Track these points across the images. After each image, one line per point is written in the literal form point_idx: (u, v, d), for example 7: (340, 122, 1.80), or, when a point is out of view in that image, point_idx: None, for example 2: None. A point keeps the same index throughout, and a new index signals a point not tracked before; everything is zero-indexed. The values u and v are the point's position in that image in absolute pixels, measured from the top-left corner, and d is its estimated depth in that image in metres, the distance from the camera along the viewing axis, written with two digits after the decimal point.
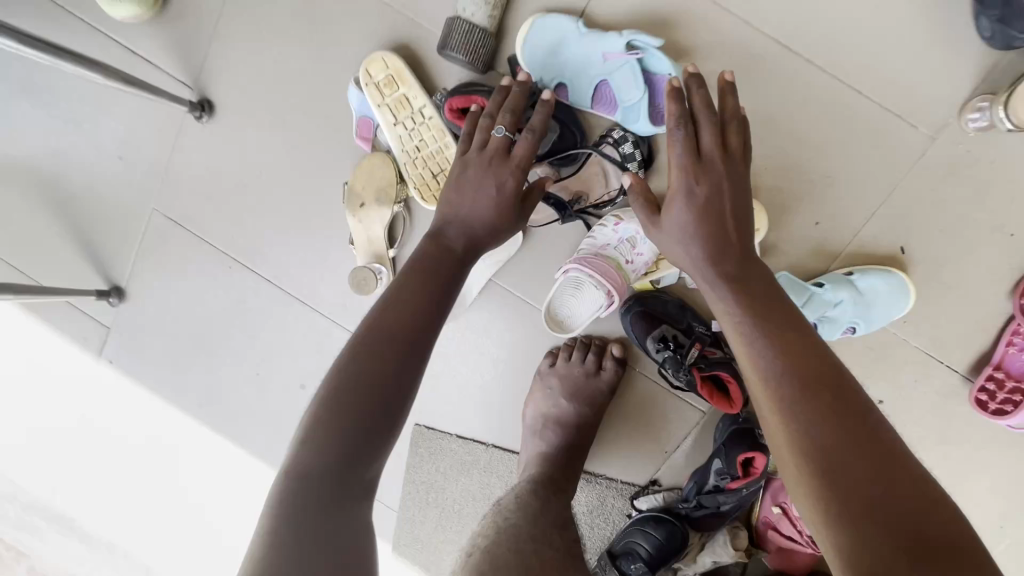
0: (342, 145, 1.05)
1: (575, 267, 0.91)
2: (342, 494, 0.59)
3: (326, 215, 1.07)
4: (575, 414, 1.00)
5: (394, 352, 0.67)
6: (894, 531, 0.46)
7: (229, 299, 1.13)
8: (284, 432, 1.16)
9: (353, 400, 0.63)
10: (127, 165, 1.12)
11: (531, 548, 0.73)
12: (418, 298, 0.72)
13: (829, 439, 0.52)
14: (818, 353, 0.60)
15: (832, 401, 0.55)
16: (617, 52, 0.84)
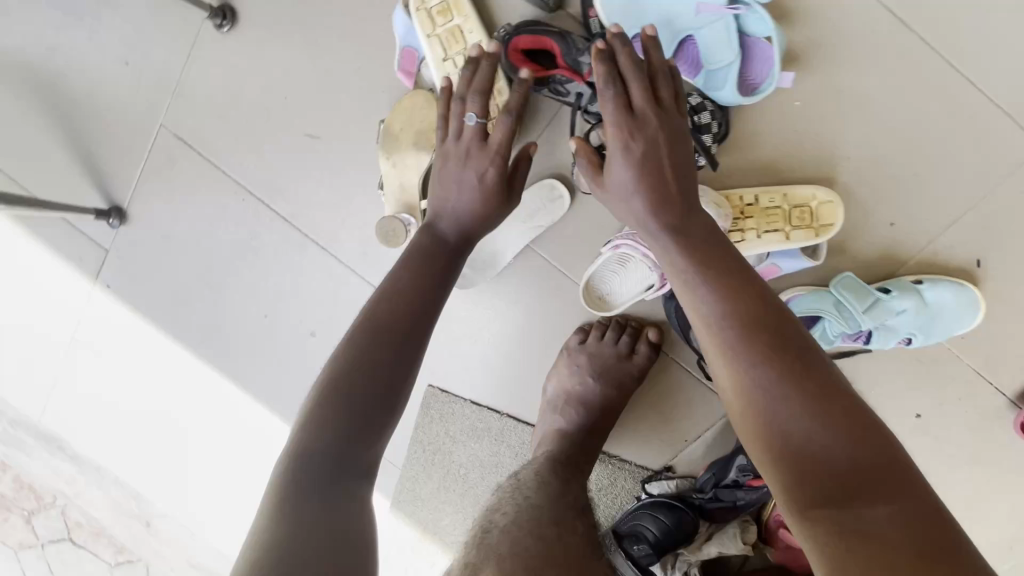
0: (378, 77, 0.94)
1: (626, 244, 0.85)
2: (343, 467, 0.57)
3: (353, 154, 0.98)
4: (598, 394, 0.96)
5: (395, 335, 0.67)
6: (836, 464, 0.49)
7: (240, 235, 1.05)
8: (288, 379, 1.11)
9: (358, 382, 0.62)
10: (134, 72, 1.00)
11: (553, 521, 0.65)
12: (419, 278, 0.73)
13: (773, 385, 0.55)
14: (757, 298, 0.62)
15: (771, 346, 0.57)
16: (714, 5, 0.74)
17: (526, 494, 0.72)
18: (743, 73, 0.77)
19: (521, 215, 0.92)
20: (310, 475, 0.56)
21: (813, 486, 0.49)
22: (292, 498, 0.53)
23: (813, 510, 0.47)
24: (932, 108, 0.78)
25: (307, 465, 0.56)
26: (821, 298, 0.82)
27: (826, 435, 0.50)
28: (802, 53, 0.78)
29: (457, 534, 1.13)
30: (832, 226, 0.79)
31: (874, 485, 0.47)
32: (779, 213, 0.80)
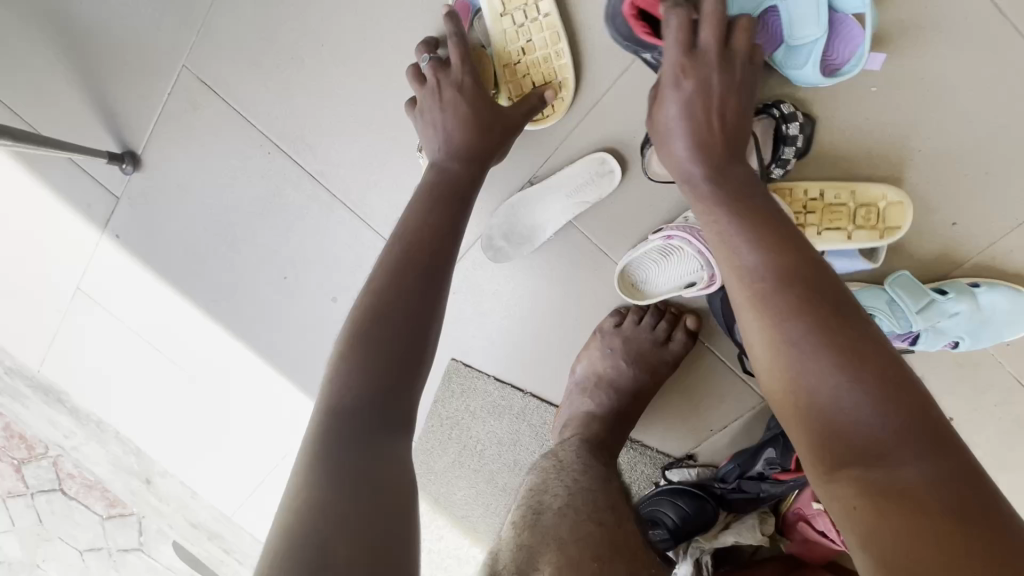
0: (423, 29, 0.88)
1: (680, 235, 0.81)
2: (386, 417, 0.56)
3: (390, 111, 0.92)
4: (630, 378, 0.94)
5: (413, 274, 0.64)
6: (862, 419, 0.45)
7: (262, 190, 0.99)
8: (304, 343, 1.07)
9: (386, 326, 0.60)
10: (156, 5, 0.92)
11: (614, 515, 0.73)
12: (435, 212, 0.70)
13: (804, 338, 0.50)
14: (789, 246, 0.57)
15: (802, 297, 0.53)
16: None
17: (579, 486, 0.76)
18: (826, 52, 0.73)
19: (566, 189, 0.88)
20: (349, 424, 0.54)
21: (844, 446, 0.45)
22: (337, 449, 0.52)
23: (839, 470, 0.45)
24: (1015, 104, 0.74)
25: (346, 416, 0.54)
26: (873, 292, 0.80)
27: (860, 390, 0.46)
28: (884, 36, 0.74)
29: (468, 510, 1.12)
30: (898, 229, 0.77)
31: (913, 444, 0.42)
32: (843, 212, 0.78)
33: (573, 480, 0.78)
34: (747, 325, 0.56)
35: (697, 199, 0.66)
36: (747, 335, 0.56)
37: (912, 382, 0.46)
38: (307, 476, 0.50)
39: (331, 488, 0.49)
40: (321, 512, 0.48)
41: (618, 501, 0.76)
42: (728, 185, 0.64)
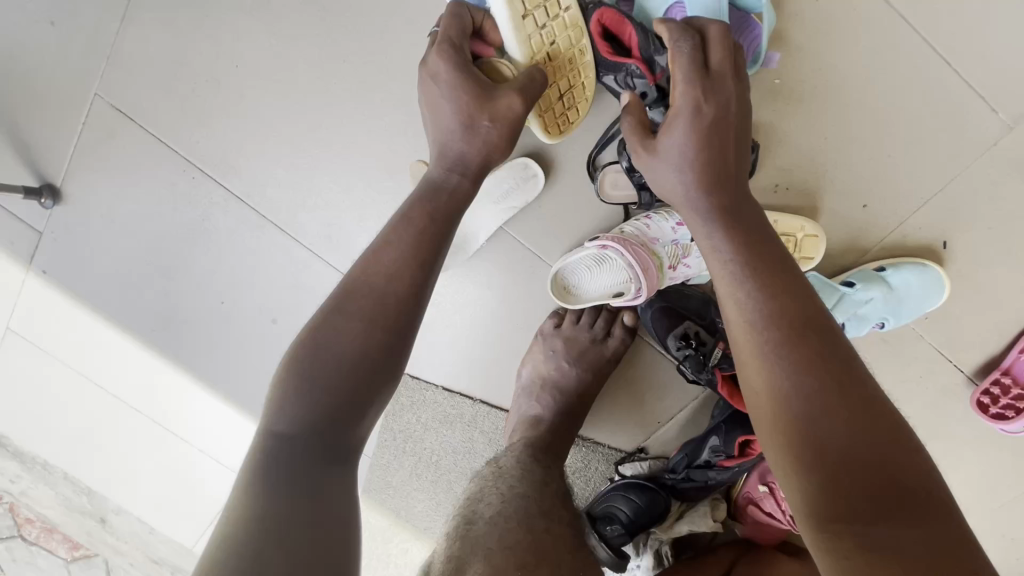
0: (338, 46, 0.88)
1: (613, 245, 0.80)
2: (329, 453, 0.53)
3: (313, 129, 0.92)
4: (575, 379, 0.95)
5: (388, 310, 0.59)
6: (867, 482, 0.44)
7: (191, 216, 0.97)
8: (248, 367, 1.05)
9: (326, 368, 0.55)
10: (62, 33, 0.90)
11: (545, 524, 0.72)
12: (417, 231, 0.64)
13: (811, 389, 0.48)
14: (794, 288, 0.55)
15: (808, 345, 0.51)
16: None
17: (510, 497, 0.75)
18: None
19: (492, 195, 0.89)
20: (289, 454, 0.51)
21: (839, 500, 0.44)
22: (270, 482, 0.49)
23: (834, 523, 0.44)
24: (911, 89, 0.78)
25: (284, 446, 0.51)
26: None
27: (864, 451, 0.45)
28: (782, 31, 0.78)
29: (429, 521, 1.12)
30: (811, 259, 0.81)
31: (906, 506, 0.43)
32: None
33: (511, 488, 0.78)
34: (746, 365, 0.53)
35: (695, 222, 0.62)
36: (743, 375, 0.54)
37: (911, 443, 0.46)
38: (237, 502, 0.47)
39: (250, 518, 0.46)
40: (242, 541, 0.44)
41: (552, 507, 0.76)
42: (729, 211, 0.60)
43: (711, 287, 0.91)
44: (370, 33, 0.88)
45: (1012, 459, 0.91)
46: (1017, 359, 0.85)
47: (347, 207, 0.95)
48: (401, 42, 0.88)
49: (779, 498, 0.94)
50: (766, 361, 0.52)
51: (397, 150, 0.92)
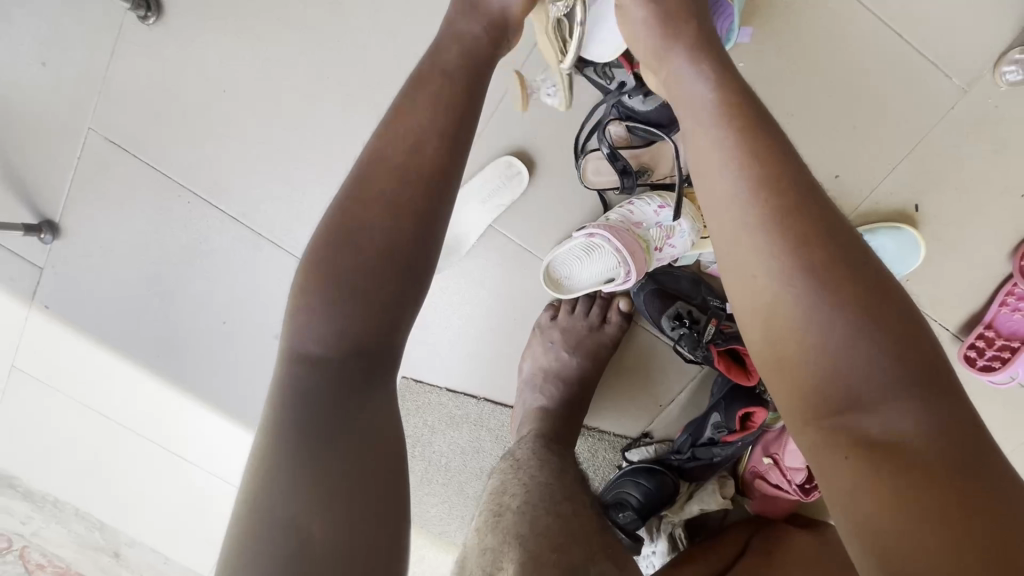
0: (321, 65, 0.92)
1: (599, 233, 0.82)
2: (369, 361, 0.54)
3: (302, 146, 0.95)
4: (576, 368, 0.97)
5: (412, 206, 0.59)
6: (876, 371, 0.43)
7: (188, 239, 1.00)
8: (253, 384, 1.07)
9: (354, 258, 0.56)
10: (53, 73, 0.93)
11: (569, 509, 0.76)
12: (429, 136, 0.61)
13: (806, 287, 0.47)
14: (788, 178, 0.51)
15: (803, 241, 0.48)
16: None
17: (540, 489, 0.78)
18: None
19: (481, 196, 0.92)
20: (307, 391, 0.52)
21: (844, 396, 0.44)
22: (304, 415, 0.51)
23: (836, 418, 0.44)
24: (868, 61, 0.82)
25: (312, 375, 0.53)
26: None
27: (862, 345, 0.44)
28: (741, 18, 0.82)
29: (443, 525, 1.12)
30: None
31: (904, 390, 0.42)
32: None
33: (532, 478, 0.81)
34: (738, 268, 0.52)
35: (688, 123, 0.58)
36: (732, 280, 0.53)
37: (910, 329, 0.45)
38: (270, 447, 0.50)
39: (299, 454, 0.49)
40: (290, 479, 0.48)
41: (574, 495, 0.79)
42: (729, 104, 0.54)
43: (699, 268, 0.94)
44: (350, 51, 0.91)
45: (1006, 412, 0.93)
46: (997, 312, 0.88)
47: None
48: (381, 57, 0.91)
49: (784, 468, 0.96)
50: (761, 262, 0.50)
51: None
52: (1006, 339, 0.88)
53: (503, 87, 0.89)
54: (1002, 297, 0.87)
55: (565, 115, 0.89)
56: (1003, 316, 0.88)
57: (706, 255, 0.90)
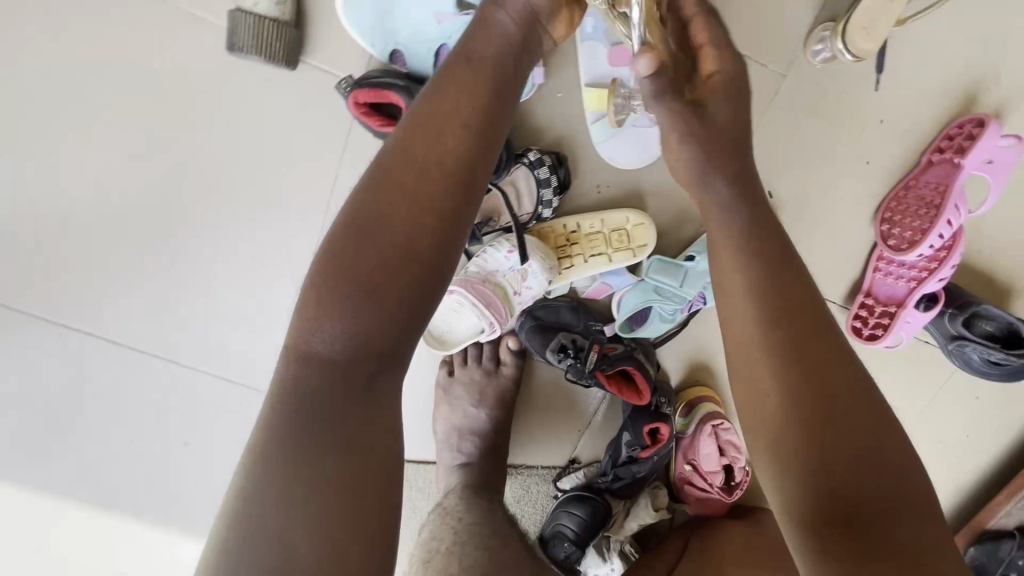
0: (142, 174, 0.85)
1: (458, 290, 0.81)
2: (377, 364, 0.53)
3: (154, 259, 0.90)
4: (489, 417, 0.94)
5: (438, 189, 0.55)
6: (871, 481, 0.49)
7: (73, 370, 0.96)
8: (181, 493, 1.03)
9: (378, 248, 0.53)
10: None
11: (496, 546, 0.78)
12: (452, 130, 0.57)
13: (814, 398, 0.52)
14: (794, 300, 0.58)
15: (806, 359, 0.55)
16: (450, 12, 0.70)
17: (468, 532, 0.79)
18: None
19: None
20: (323, 389, 0.50)
21: (840, 499, 0.49)
22: (311, 423, 0.49)
23: (829, 520, 0.49)
24: None
25: (318, 373, 0.51)
26: (641, 290, 0.86)
27: (851, 455, 0.50)
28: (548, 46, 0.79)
29: None
30: (646, 247, 0.84)
31: (894, 502, 0.49)
32: (600, 237, 0.84)
33: (458, 522, 0.81)
34: (741, 364, 0.57)
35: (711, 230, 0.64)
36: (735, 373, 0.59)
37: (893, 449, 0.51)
38: (259, 442, 0.49)
39: (288, 458, 0.48)
40: (271, 478, 0.47)
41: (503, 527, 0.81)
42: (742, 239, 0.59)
43: (575, 294, 0.91)
44: (169, 150, 0.84)
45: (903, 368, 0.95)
46: (873, 278, 0.87)
47: (216, 321, 0.94)
48: (200, 151, 0.84)
49: (704, 474, 0.97)
50: (764, 366, 0.56)
51: (237, 255, 0.89)
52: (885, 304, 0.87)
53: (334, 159, 0.84)
54: (874, 263, 0.87)
55: None
56: (879, 282, 0.87)
57: (577, 282, 0.88)
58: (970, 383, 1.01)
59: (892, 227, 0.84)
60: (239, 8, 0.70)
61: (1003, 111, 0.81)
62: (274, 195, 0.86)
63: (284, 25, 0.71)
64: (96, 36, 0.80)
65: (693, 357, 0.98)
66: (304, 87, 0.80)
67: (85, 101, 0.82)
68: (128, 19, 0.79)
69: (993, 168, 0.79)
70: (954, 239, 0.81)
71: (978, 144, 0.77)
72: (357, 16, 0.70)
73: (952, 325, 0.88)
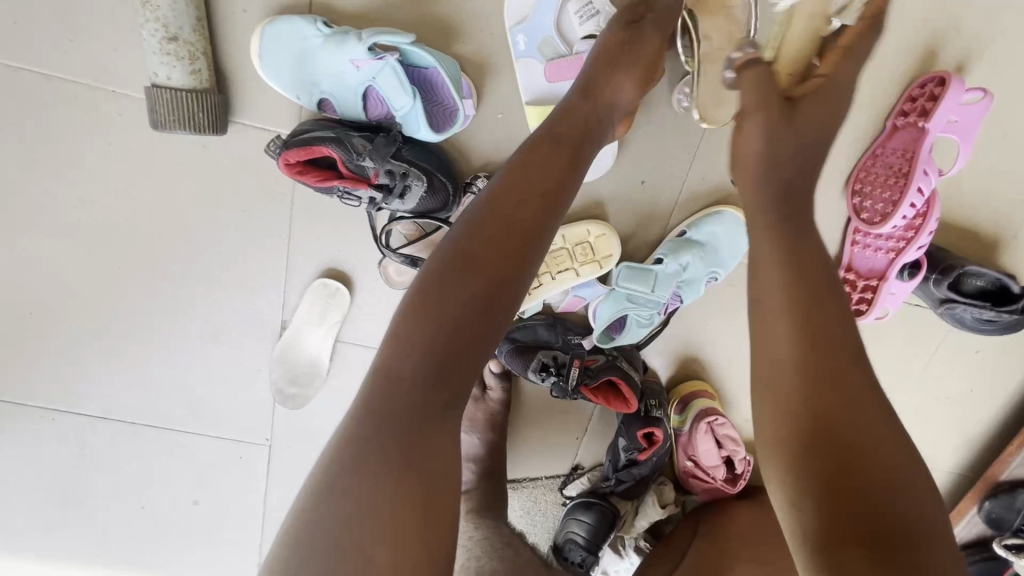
0: (98, 250, 0.84)
1: None
2: (452, 392, 0.47)
3: (126, 333, 0.89)
4: (482, 442, 0.92)
5: (521, 230, 0.52)
6: (884, 510, 0.39)
7: (68, 451, 0.94)
8: (200, 553, 1.02)
9: (448, 299, 0.48)
10: None
11: (512, 552, 0.81)
12: (552, 174, 0.55)
13: (827, 394, 0.43)
14: (849, 378, 0.44)
15: (857, 458, 0.41)
16: (364, 58, 0.68)
17: (482, 545, 0.81)
18: (429, 104, 0.74)
19: (313, 320, 0.88)
20: (411, 400, 0.46)
21: (846, 521, 0.40)
22: (401, 418, 0.45)
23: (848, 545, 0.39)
24: None
25: (402, 394, 0.46)
26: (613, 299, 0.84)
27: (883, 506, 0.39)
28: (480, 66, 0.76)
29: None
30: (611, 257, 0.82)
31: (904, 544, 0.38)
32: (564, 253, 0.82)
33: (471, 539, 0.83)
34: (769, 381, 0.46)
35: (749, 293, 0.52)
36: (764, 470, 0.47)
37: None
38: (335, 443, 0.45)
39: (374, 463, 0.44)
40: (359, 467, 0.43)
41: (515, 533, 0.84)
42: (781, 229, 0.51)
43: (550, 309, 0.91)
44: (122, 223, 0.83)
45: (891, 327, 0.97)
46: (852, 252, 0.84)
47: (202, 385, 0.93)
48: (152, 220, 0.83)
49: (706, 468, 0.98)
50: (789, 367, 0.45)
51: (210, 316, 0.88)
52: (867, 278, 0.84)
53: (286, 211, 0.83)
54: (851, 237, 0.84)
55: (360, 214, 0.85)
56: (858, 256, 0.84)
57: (549, 298, 0.87)
58: (966, 339, 0.98)
59: (864, 200, 0.81)
60: (154, 84, 0.69)
61: (965, 66, 0.78)
62: (234, 252, 0.85)
63: (202, 94, 0.70)
64: (20, 121, 0.77)
65: (680, 355, 0.97)
66: (241, 148, 0.79)
67: (22, 185, 0.79)
68: (50, 99, 0.76)
69: (960, 127, 0.75)
70: (928, 205, 0.77)
71: (942, 104, 0.73)
72: (276, 73, 0.71)
73: (938, 289, 0.85)
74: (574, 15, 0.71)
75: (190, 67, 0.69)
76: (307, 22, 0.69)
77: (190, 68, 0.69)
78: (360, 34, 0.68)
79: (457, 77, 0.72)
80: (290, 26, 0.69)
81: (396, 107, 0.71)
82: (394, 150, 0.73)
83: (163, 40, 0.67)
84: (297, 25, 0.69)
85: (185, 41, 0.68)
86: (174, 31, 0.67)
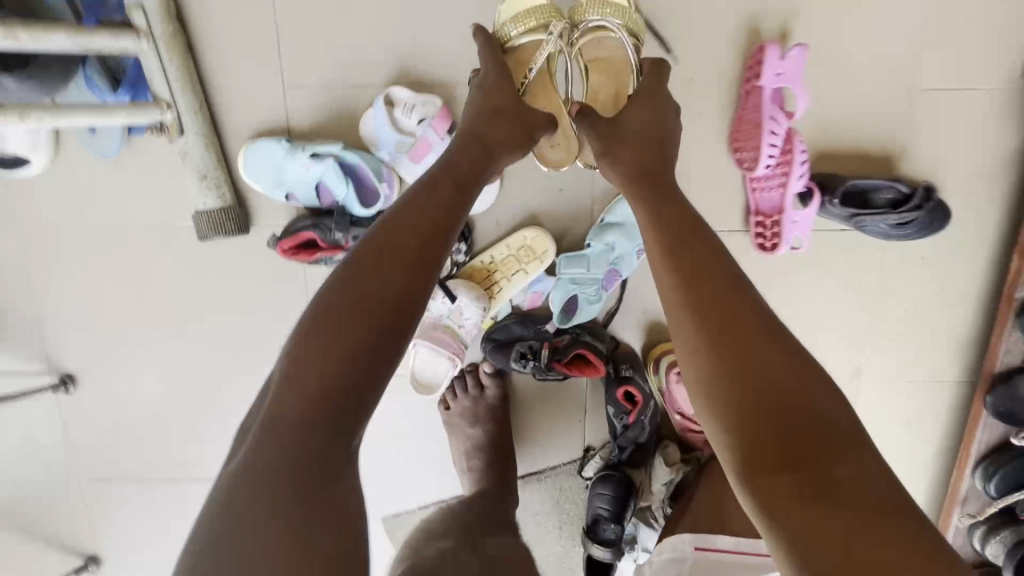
0: (179, 343, 1.13)
1: (421, 342, 1.01)
2: (339, 412, 0.54)
3: (207, 404, 1.15)
4: (485, 434, 1.08)
5: (400, 263, 0.60)
6: (819, 455, 0.51)
7: (178, 510, 1.19)
8: None
9: (344, 335, 0.56)
10: (28, 459, 1.16)
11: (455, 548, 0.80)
12: (435, 220, 0.65)
13: (747, 377, 0.56)
14: (765, 354, 0.57)
15: (800, 450, 0.52)
16: (309, 163, 0.95)
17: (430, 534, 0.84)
18: (362, 188, 1.00)
19: None
20: (295, 427, 0.52)
21: (801, 473, 0.51)
22: (289, 440, 0.52)
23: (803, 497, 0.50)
24: None
25: (288, 421, 0.53)
26: (561, 286, 1.02)
27: (818, 452, 0.52)
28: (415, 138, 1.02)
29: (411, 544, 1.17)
30: (548, 252, 1.02)
31: (847, 480, 0.50)
32: (511, 259, 1.02)
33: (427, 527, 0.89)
34: (703, 379, 0.59)
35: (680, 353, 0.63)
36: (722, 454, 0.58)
37: (937, 548, 0.47)
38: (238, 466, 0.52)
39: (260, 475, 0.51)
40: (252, 482, 0.51)
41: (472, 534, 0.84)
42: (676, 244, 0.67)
43: (518, 309, 1.08)
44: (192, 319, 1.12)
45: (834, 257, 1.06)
46: (755, 197, 0.99)
47: None
48: (212, 313, 1.11)
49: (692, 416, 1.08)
50: (708, 360, 0.59)
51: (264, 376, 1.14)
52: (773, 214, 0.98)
53: (301, 281, 1.09)
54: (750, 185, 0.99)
55: None
56: (760, 198, 0.98)
57: (513, 298, 1.06)
58: (911, 250, 1.05)
59: (742, 153, 0.97)
60: (199, 211, 1.00)
61: (787, 30, 0.96)
62: (272, 322, 1.11)
63: (229, 210, 1.00)
64: (118, 264, 1.09)
65: (647, 324, 1.09)
66: (263, 243, 1.07)
67: (126, 308, 1.11)
68: (134, 244, 1.09)
69: (789, 76, 0.91)
70: (790, 140, 0.93)
71: (766, 65, 0.91)
72: (254, 179, 0.98)
73: (842, 208, 0.96)
74: (403, 116, 0.96)
75: (219, 192, 0.99)
76: (273, 142, 0.97)
77: (218, 193, 0.99)
78: (307, 146, 0.96)
79: (376, 166, 0.99)
80: (259, 145, 0.98)
81: (336, 192, 0.97)
82: (350, 221, 0.98)
83: (198, 180, 0.98)
84: (265, 144, 0.97)
85: (212, 177, 0.99)
86: (204, 172, 0.98)
